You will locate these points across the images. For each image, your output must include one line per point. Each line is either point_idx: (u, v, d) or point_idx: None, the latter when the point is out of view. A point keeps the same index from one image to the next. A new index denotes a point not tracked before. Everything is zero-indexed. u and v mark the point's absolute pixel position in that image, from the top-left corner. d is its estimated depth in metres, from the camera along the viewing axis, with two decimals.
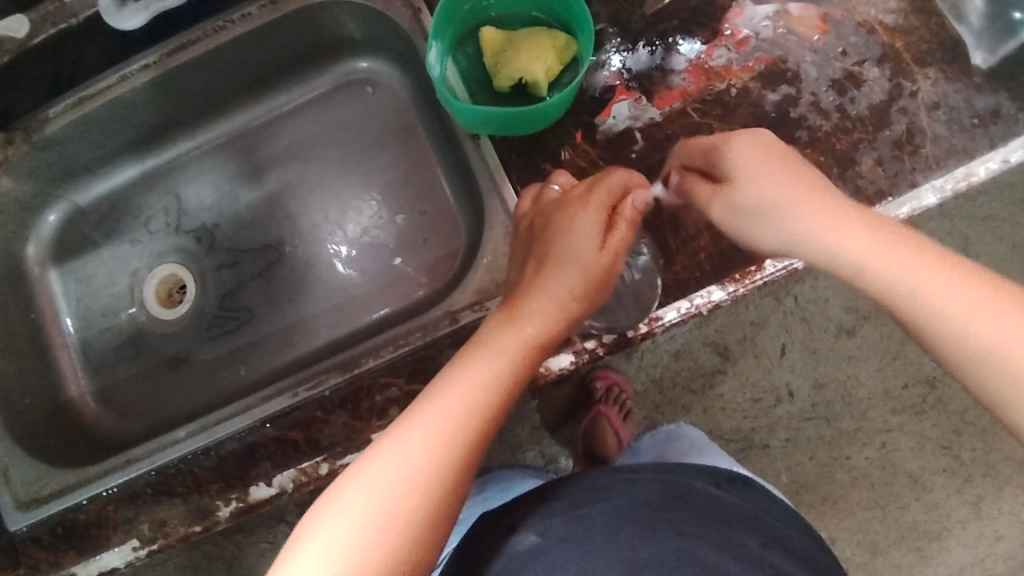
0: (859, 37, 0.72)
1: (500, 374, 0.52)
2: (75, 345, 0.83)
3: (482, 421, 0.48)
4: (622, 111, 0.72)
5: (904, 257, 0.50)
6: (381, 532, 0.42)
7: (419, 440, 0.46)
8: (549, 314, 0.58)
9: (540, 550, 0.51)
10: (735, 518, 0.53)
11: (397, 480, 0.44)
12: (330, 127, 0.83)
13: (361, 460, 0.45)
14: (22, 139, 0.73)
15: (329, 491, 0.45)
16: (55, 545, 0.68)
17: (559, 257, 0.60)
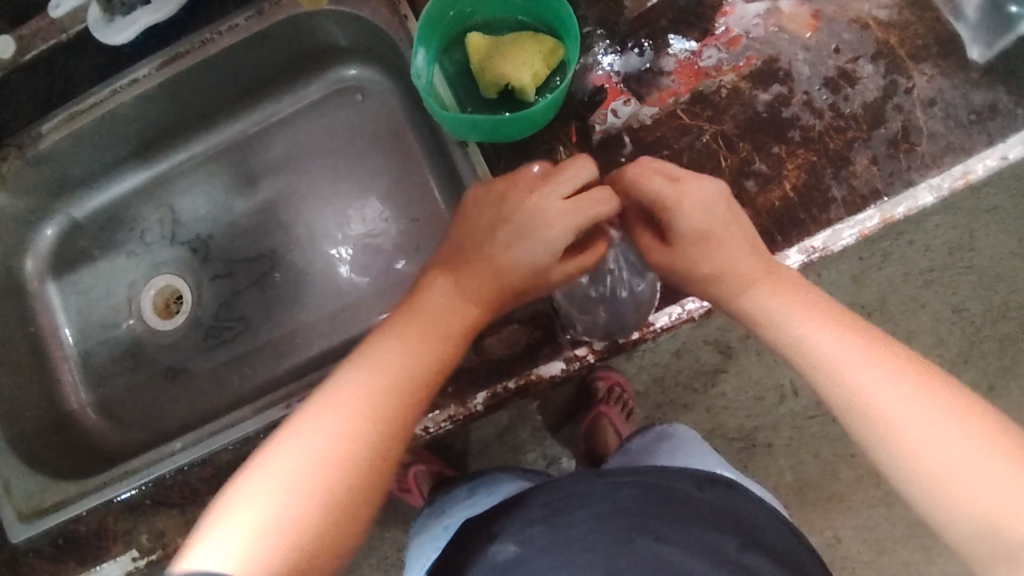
0: (852, 33, 0.70)
1: (432, 352, 0.53)
2: (74, 357, 0.84)
3: (410, 396, 0.50)
4: (621, 109, 0.71)
5: (860, 349, 0.48)
6: (308, 497, 0.44)
7: (352, 412, 0.48)
8: (490, 299, 0.57)
9: (520, 560, 0.52)
10: (715, 521, 0.53)
11: (324, 450, 0.46)
12: (320, 136, 0.83)
13: (289, 428, 0.47)
14: (15, 156, 0.73)
15: (256, 458, 0.46)
16: (57, 556, 0.69)
17: (529, 241, 0.56)
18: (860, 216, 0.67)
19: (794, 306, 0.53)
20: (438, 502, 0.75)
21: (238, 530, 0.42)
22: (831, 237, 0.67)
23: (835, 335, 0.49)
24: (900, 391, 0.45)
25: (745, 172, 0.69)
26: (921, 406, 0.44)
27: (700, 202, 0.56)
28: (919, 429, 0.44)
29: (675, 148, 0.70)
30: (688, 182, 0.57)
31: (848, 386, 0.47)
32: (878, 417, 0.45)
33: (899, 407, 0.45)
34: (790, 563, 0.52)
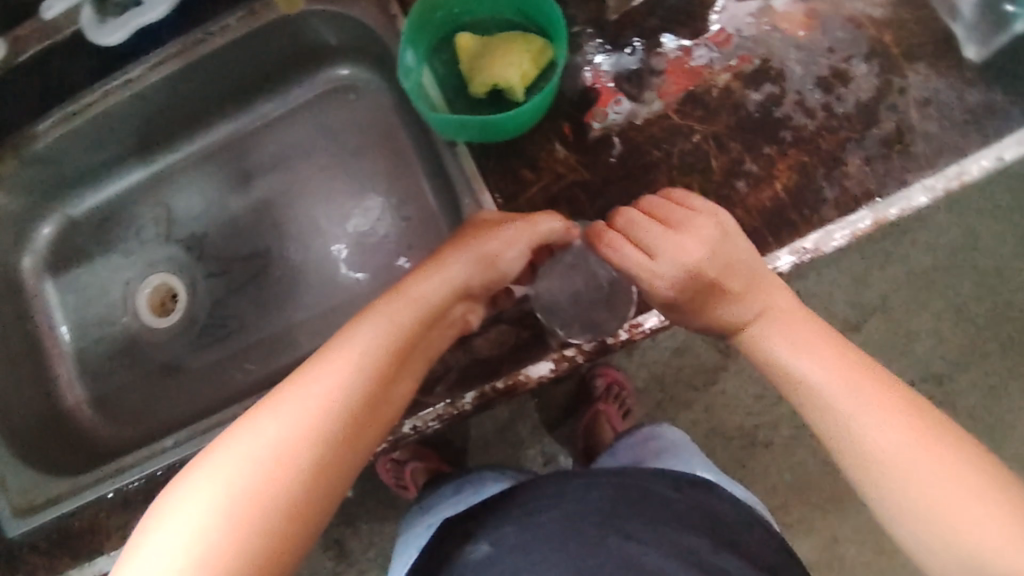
0: (845, 32, 0.69)
1: (372, 348, 0.51)
2: (71, 354, 0.85)
3: (349, 399, 0.48)
4: (619, 110, 0.70)
5: (883, 412, 0.48)
6: (229, 518, 0.42)
7: (290, 418, 0.45)
8: (435, 286, 0.57)
9: (491, 559, 0.53)
10: (688, 521, 0.53)
11: (247, 466, 0.43)
12: (315, 136, 0.83)
13: (217, 445, 0.45)
14: (12, 157, 0.75)
15: (182, 477, 0.44)
16: (51, 550, 0.69)
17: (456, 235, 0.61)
18: (853, 217, 0.67)
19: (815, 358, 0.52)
20: (424, 501, 0.75)
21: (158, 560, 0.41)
22: (822, 238, 0.67)
23: (865, 402, 0.49)
24: (924, 467, 0.45)
25: (735, 172, 0.68)
26: (944, 487, 0.45)
27: (673, 279, 0.58)
28: (941, 509, 0.44)
29: (667, 148, 0.69)
30: (661, 259, 0.58)
31: (873, 454, 0.47)
32: (902, 488, 0.46)
33: (922, 488, 0.45)
34: (766, 566, 0.52)
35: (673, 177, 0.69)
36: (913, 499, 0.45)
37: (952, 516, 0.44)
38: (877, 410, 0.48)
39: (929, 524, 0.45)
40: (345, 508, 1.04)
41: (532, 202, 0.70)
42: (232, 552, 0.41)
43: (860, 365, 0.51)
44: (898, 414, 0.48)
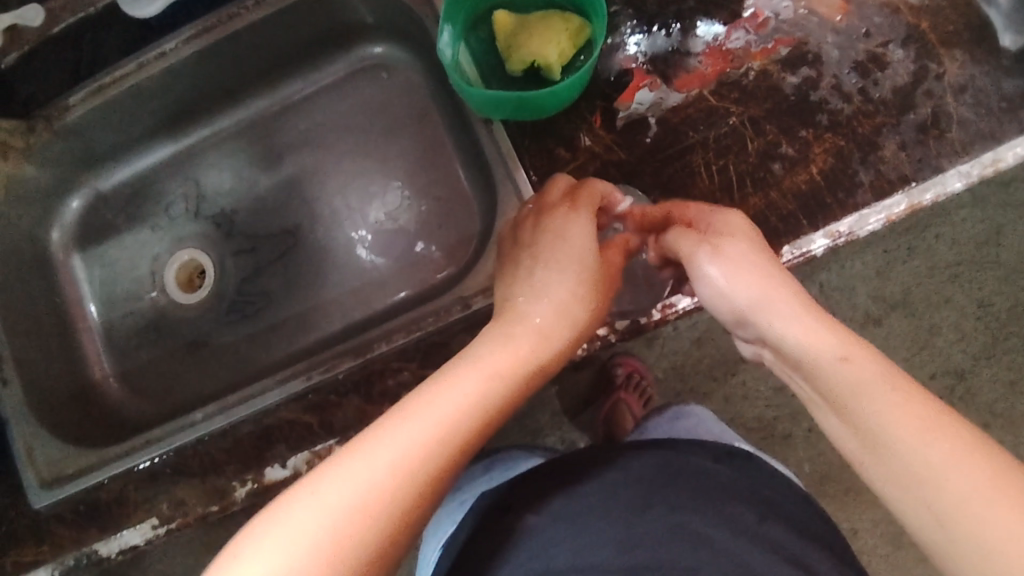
0: (883, 17, 0.69)
1: (483, 401, 0.49)
2: (98, 328, 0.85)
3: (454, 455, 0.46)
4: (646, 97, 0.71)
5: (883, 380, 0.45)
6: (324, 558, 0.39)
7: (387, 462, 0.43)
8: (546, 334, 0.56)
9: (536, 528, 0.53)
10: (731, 491, 0.54)
11: (345, 506, 0.41)
12: (346, 114, 0.84)
13: (317, 474, 0.42)
14: (43, 126, 0.74)
15: (269, 510, 0.41)
16: (78, 524, 0.70)
17: (564, 254, 0.60)
18: (887, 202, 0.67)
19: (861, 356, 0.46)
20: None
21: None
22: (857, 223, 0.67)
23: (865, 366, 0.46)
24: (981, 483, 0.39)
25: (770, 155, 0.69)
26: (1006, 508, 0.37)
27: (739, 224, 0.58)
28: (998, 526, 0.37)
29: (701, 130, 0.70)
30: (731, 213, 0.59)
31: (919, 467, 0.41)
32: (958, 503, 0.39)
33: (950, 471, 0.40)
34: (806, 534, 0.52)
35: (708, 159, 0.70)
36: (966, 516, 0.38)
37: (970, 484, 0.39)
38: (922, 418, 0.42)
39: (990, 544, 0.37)
40: None
41: None
42: None
43: (908, 379, 0.45)
44: (950, 429, 0.41)
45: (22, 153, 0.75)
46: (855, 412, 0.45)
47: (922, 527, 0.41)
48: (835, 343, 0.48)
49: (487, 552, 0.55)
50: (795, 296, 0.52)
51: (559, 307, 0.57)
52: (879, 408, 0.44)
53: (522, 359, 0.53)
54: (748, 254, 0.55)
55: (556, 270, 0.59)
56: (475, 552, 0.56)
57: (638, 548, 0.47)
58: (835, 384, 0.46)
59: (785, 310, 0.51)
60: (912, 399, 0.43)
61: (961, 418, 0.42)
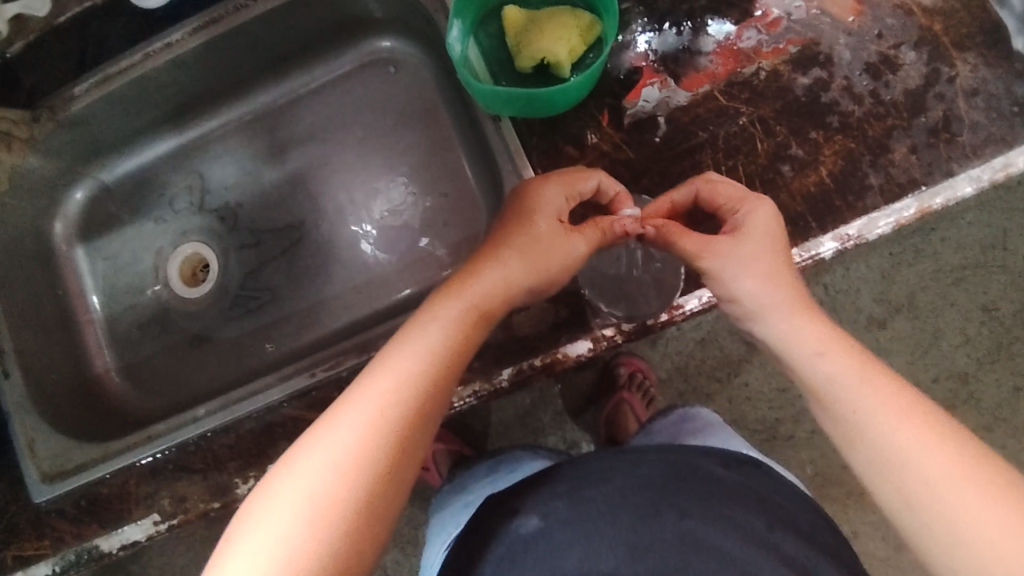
0: (896, 19, 0.69)
1: (435, 347, 0.52)
2: (101, 321, 0.85)
3: (417, 399, 0.49)
4: (653, 95, 0.70)
5: (875, 389, 0.49)
6: (314, 524, 0.42)
7: (354, 421, 0.46)
8: (498, 284, 0.57)
9: (542, 533, 0.53)
10: (739, 497, 0.53)
11: (324, 470, 0.44)
12: (352, 108, 0.83)
13: (292, 453, 0.46)
14: (47, 117, 0.74)
15: (259, 487, 0.45)
16: (79, 518, 0.70)
17: (523, 220, 0.59)
18: (897, 205, 0.66)
19: (841, 352, 0.52)
20: (459, 479, 0.76)
21: (242, 568, 0.41)
22: (866, 226, 0.66)
23: (857, 375, 0.50)
24: (953, 474, 0.44)
25: (781, 157, 0.68)
26: (967, 486, 0.43)
27: (760, 223, 0.58)
28: (961, 502, 0.43)
29: (711, 130, 0.70)
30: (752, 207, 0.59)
31: (890, 452, 0.47)
32: (925, 481, 0.45)
33: (941, 478, 0.44)
34: (813, 540, 0.52)
35: (717, 159, 0.69)
36: (933, 494, 0.44)
37: (957, 493, 0.43)
38: (894, 406, 0.48)
39: (954, 519, 0.43)
40: None
41: None
42: (308, 556, 0.41)
43: (883, 370, 0.51)
44: (919, 416, 0.47)
45: (25, 143, 0.75)
46: (835, 405, 0.50)
47: (893, 507, 0.47)
48: (830, 350, 0.52)
49: (493, 556, 0.55)
50: (794, 289, 0.57)
51: (508, 273, 0.57)
52: (857, 399, 0.49)
53: (476, 309, 0.55)
54: (751, 261, 0.57)
55: (515, 234, 0.59)
56: (479, 556, 0.56)
57: (646, 558, 0.47)
58: (816, 377, 0.52)
59: (784, 313, 0.55)
60: (903, 410, 0.47)
61: (930, 404, 0.48)
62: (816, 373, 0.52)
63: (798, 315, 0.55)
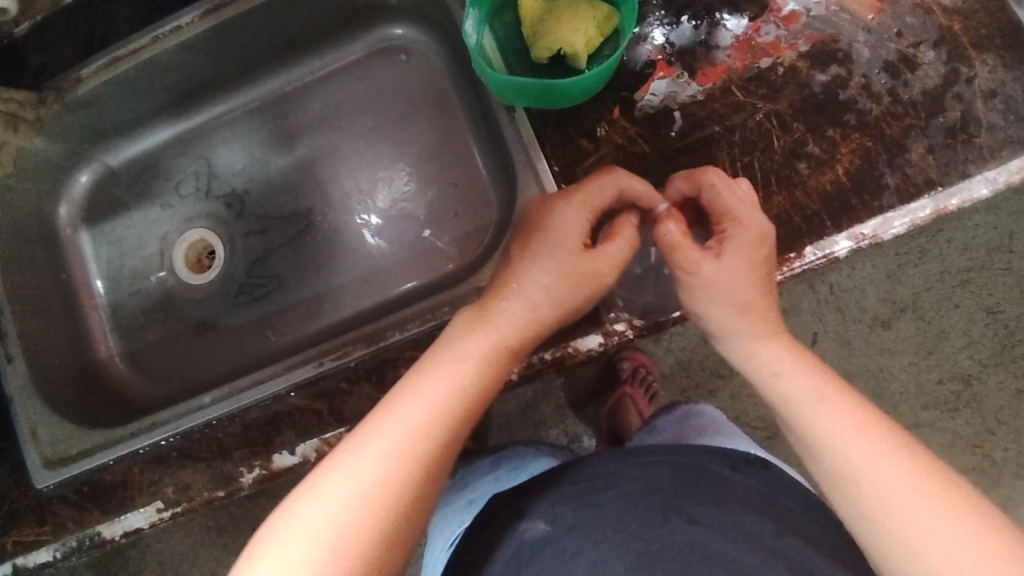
0: (915, 17, 0.68)
1: (461, 384, 0.53)
2: (105, 307, 0.85)
3: (442, 433, 0.50)
4: (663, 88, 0.70)
5: (830, 402, 0.51)
6: (339, 551, 0.42)
7: (382, 451, 0.47)
8: (518, 317, 0.58)
9: (550, 539, 0.52)
10: (749, 503, 0.53)
11: (351, 495, 0.44)
12: (363, 96, 0.83)
13: (318, 477, 0.46)
14: (54, 99, 0.73)
15: (283, 509, 0.45)
16: (80, 504, 0.69)
17: (547, 243, 0.59)
18: (913, 205, 0.66)
19: (804, 374, 0.54)
20: (461, 473, 0.76)
21: None
22: (881, 225, 0.66)
23: (817, 390, 0.52)
24: (905, 483, 0.45)
25: (796, 154, 0.68)
26: (922, 498, 0.44)
27: (743, 246, 0.58)
28: (916, 512, 0.43)
29: (728, 125, 0.69)
30: (743, 229, 0.58)
31: (846, 467, 0.47)
32: (880, 494, 0.45)
33: (893, 488, 0.45)
34: (827, 548, 0.51)
35: (733, 155, 0.69)
36: (886, 507, 0.44)
37: (907, 501, 0.44)
38: (851, 423, 0.49)
39: (902, 533, 0.43)
40: None
41: (589, 172, 0.70)
42: None
43: (842, 390, 0.52)
44: (874, 432, 0.48)
45: (31, 125, 0.74)
46: (797, 420, 0.52)
47: (852, 521, 0.47)
48: (792, 367, 0.54)
49: (501, 558, 0.54)
50: (766, 311, 0.58)
51: (529, 300, 0.58)
52: (816, 417, 0.50)
53: (497, 344, 0.56)
54: (728, 292, 0.57)
55: (537, 260, 0.59)
56: (487, 556, 0.56)
57: (654, 568, 0.47)
58: (781, 397, 0.54)
59: (750, 334, 0.57)
60: (860, 423, 0.49)
61: (886, 420, 0.49)
62: (778, 389, 0.54)
63: (763, 335, 0.57)
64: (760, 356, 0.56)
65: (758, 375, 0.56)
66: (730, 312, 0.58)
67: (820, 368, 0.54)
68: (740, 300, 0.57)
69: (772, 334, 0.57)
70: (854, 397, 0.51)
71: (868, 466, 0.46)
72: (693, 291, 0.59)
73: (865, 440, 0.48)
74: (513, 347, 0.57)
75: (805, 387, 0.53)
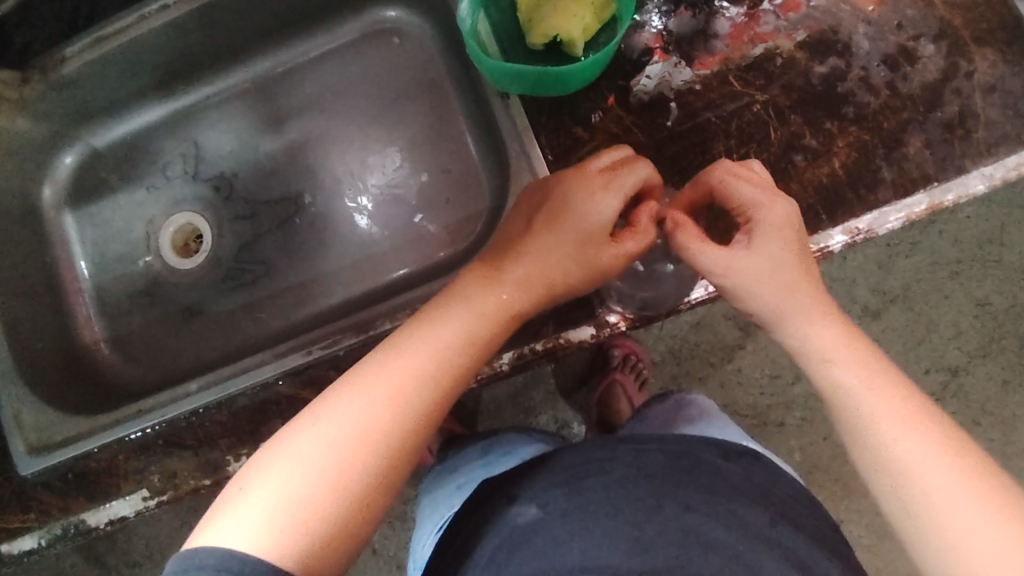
0: (916, 11, 0.68)
1: (466, 338, 0.52)
2: (89, 291, 0.83)
3: (439, 383, 0.50)
4: (656, 71, 0.69)
5: (880, 394, 0.49)
6: (327, 484, 0.43)
7: (379, 395, 0.47)
8: (525, 282, 0.56)
9: (540, 524, 0.52)
10: (742, 492, 0.53)
11: (342, 438, 0.45)
12: (355, 77, 0.81)
13: (317, 411, 0.47)
14: (39, 79, 0.72)
15: (273, 444, 0.46)
16: (65, 492, 0.68)
17: (570, 218, 0.56)
18: (908, 200, 0.65)
19: (850, 355, 0.51)
20: (452, 458, 0.76)
21: (252, 514, 0.42)
22: (876, 220, 0.65)
23: (865, 379, 0.50)
24: (954, 484, 0.45)
25: (794, 146, 0.67)
26: (965, 499, 0.44)
27: (770, 228, 0.54)
28: (957, 512, 0.44)
29: (723, 114, 0.68)
30: (763, 214, 0.54)
31: (894, 460, 0.47)
32: (923, 491, 0.45)
33: (942, 487, 0.45)
34: (818, 538, 0.52)
35: (729, 146, 0.68)
36: (930, 504, 0.45)
37: (955, 504, 0.44)
38: (900, 412, 0.48)
39: (947, 534, 0.44)
40: None
41: (584, 161, 0.68)
42: (320, 514, 0.43)
43: (890, 373, 0.51)
44: (926, 426, 0.47)
45: (14, 104, 0.72)
46: (840, 407, 0.50)
47: (892, 511, 0.47)
48: (842, 350, 0.52)
49: (491, 544, 0.54)
50: (810, 293, 0.54)
51: (541, 264, 0.56)
52: (866, 409, 0.49)
53: (505, 302, 0.55)
54: (762, 283, 0.54)
55: (558, 234, 0.56)
56: (475, 543, 0.55)
57: (649, 552, 0.46)
58: (827, 383, 0.51)
59: (797, 316, 0.53)
60: (909, 418, 0.48)
61: (932, 411, 0.49)
62: (823, 373, 0.52)
63: (811, 315, 0.53)
64: (806, 338, 0.53)
65: (803, 360, 0.53)
66: (777, 299, 0.54)
67: (870, 353, 0.52)
68: (783, 289, 0.54)
69: (821, 314, 0.54)
70: (904, 387, 0.50)
71: (918, 465, 0.46)
72: (734, 292, 0.55)
73: (914, 435, 0.47)
74: (522, 314, 0.56)
75: (851, 373, 0.50)
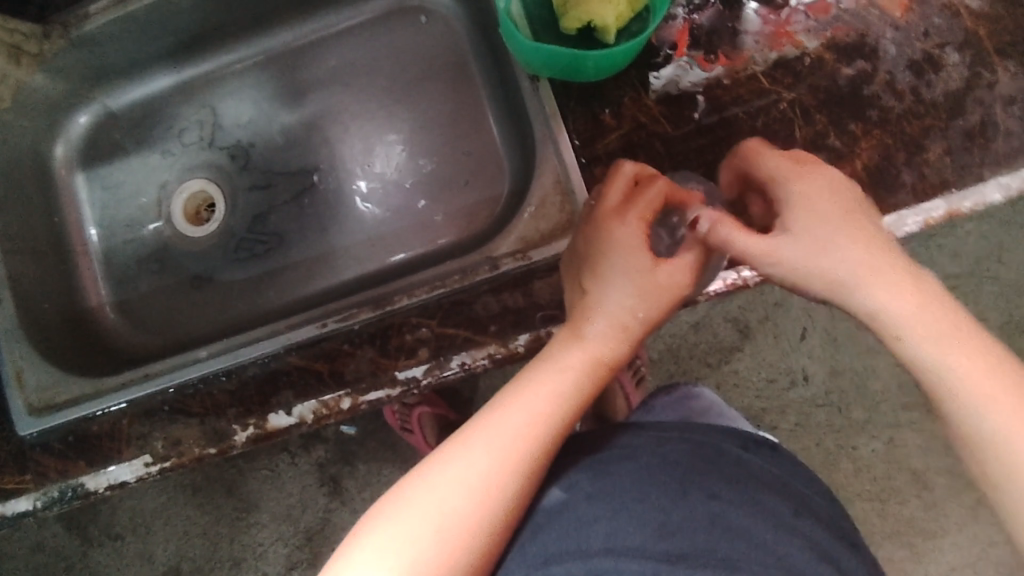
0: (942, 19, 0.69)
1: (562, 397, 0.52)
2: (97, 254, 0.82)
3: (543, 443, 0.50)
4: (666, 71, 0.69)
5: (969, 359, 0.48)
6: (443, 547, 0.46)
7: (486, 457, 0.49)
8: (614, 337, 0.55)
9: (566, 505, 0.51)
10: (764, 481, 0.53)
11: (456, 501, 0.47)
12: (379, 54, 0.81)
13: (426, 468, 0.49)
14: (60, 34, 0.70)
15: (388, 499, 0.48)
16: (65, 454, 0.66)
17: (609, 262, 0.55)
18: (927, 205, 0.65)
19: (936, 322, 0.50)
20: None
21: (373, 563, 0.45)
22: (895, 223, 0.65)
23: (951, 346, 0.49)
24: None
25: (817, 145, 0.67)
26: None
27: (829, 191, 0.54)
28: None
29: (750, 110, 0.69)
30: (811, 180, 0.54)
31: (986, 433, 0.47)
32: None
33: None
34: (833, 525, 0.53)
35: None
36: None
37: None
38: (994, 386, 0.48)
39: None
40: (346, 445, 1.06)
41: (610, 149, 0.68)
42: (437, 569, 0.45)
43: (972, 329, 0.50)
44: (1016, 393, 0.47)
45: (34, 59, 0.71)
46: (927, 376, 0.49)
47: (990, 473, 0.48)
48: (926, 312, 0.50)
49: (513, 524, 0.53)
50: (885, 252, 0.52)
51: (611, 314, 0.55)
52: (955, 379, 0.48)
53: (596, 357, 0.54)
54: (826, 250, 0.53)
55: (613, 280, 0.55)
56: None
57: (677, 536, 0.46)
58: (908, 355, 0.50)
59: (880, 283, 0.51)
60: (1001, 385, 0.47)
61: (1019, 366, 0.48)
62: (912, 347, 0.50)
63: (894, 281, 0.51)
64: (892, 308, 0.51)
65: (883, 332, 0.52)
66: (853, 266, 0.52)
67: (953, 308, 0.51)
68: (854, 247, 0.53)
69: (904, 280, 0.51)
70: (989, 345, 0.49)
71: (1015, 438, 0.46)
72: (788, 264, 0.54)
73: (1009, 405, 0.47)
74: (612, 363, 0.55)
75: (935, 344, 0.49)
